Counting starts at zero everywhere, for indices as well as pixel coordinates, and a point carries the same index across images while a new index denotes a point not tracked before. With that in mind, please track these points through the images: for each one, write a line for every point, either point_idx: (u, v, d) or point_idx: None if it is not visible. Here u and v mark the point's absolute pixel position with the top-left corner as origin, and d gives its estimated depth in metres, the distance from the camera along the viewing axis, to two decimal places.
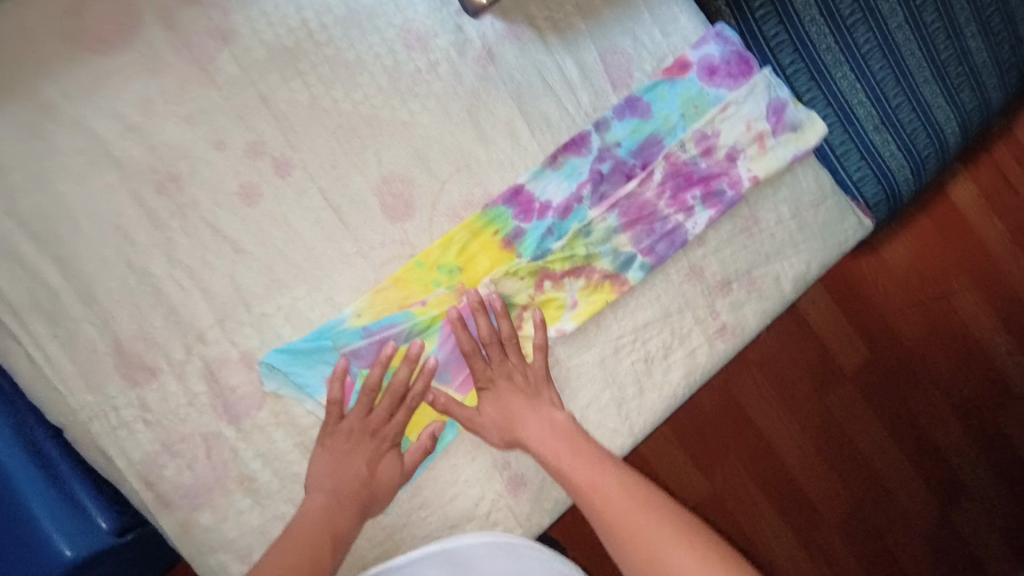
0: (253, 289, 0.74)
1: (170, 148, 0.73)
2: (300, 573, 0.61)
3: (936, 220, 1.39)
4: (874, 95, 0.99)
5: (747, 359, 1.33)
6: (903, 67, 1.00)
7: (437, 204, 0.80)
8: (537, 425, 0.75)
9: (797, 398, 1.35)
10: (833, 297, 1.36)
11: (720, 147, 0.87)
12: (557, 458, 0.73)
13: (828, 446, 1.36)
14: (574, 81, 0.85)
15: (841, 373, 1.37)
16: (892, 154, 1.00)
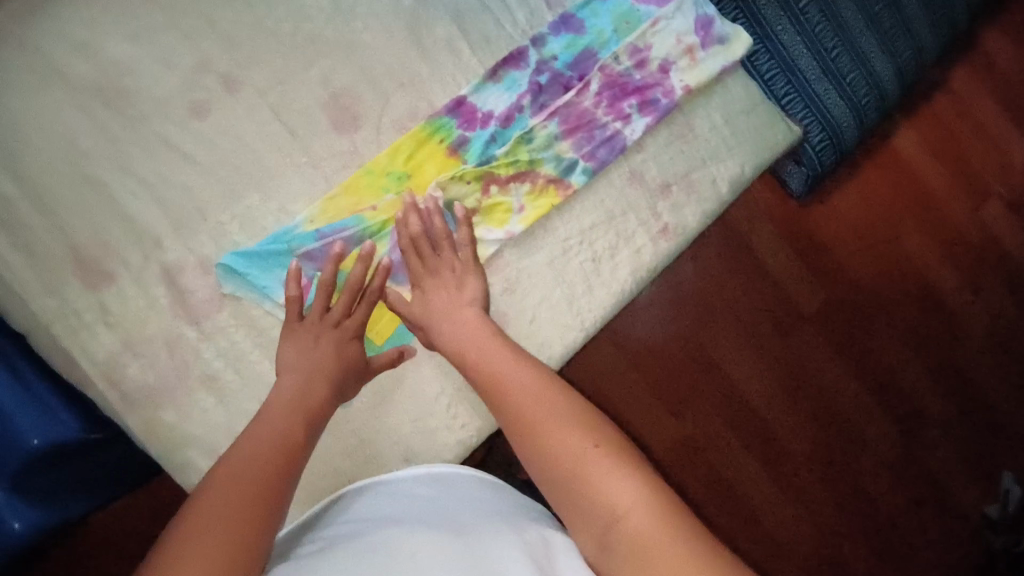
0: (207, 198, 0.77)
1: (117, 65, 0.76)
2: (267, 459, 0.56)
3: (882, 169, 1.32)
4: (815, 46, 1.11)
5: (708, 298, 1.24)
6: (840, 20, 1.12)
7: (383, 117, 0.83)
8: (457, 327, 0.74)
9: (762, 341, 1.26)
10: (773, 231, 1.27)
11: (653, 59, 0.92)
12: (465, 353, 0.71)
13: (800, 394, 1.26)
14: (510, 1, 0.89)
15: (807, 317, 1.28)
16: (833, 101, 1.11)
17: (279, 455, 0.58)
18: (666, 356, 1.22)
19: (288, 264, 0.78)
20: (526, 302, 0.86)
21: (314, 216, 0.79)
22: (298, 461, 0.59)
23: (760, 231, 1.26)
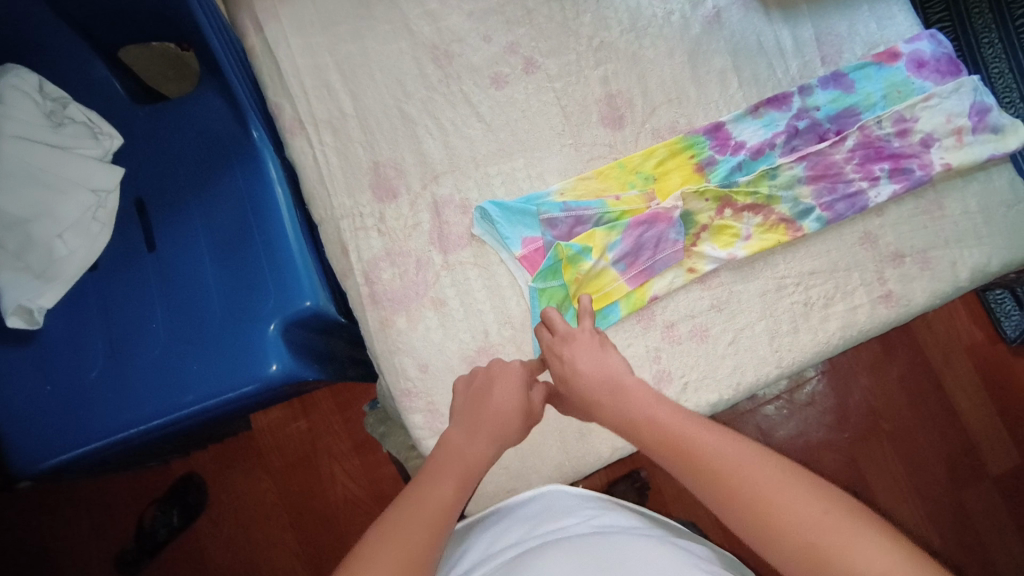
0: (485, 153, 0.90)
1: (450, 33, 0.92)
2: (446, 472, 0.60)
3: None
4: None
5: (880, 426, 1.40)
6: None
7: (646, 124, 0.93)
8: (593, 365, 0.71)
9: (929, 481, 1.39)
10: (964, 373, 1.43)
11: (916, 132, 0.93)
12: (611, 405, 0.67)
13: (957, 538, 1.37)
14: (787, 50, 0.95)
15: (983, 469, 1.40)
16: None
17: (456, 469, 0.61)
18: (825, 469, 1.37)
19: (532, 225, 0.87)
20: (728, 324, 0.88)
21: (566, 190, 0.89)
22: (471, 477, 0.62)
23: (954, 367, 1.43)
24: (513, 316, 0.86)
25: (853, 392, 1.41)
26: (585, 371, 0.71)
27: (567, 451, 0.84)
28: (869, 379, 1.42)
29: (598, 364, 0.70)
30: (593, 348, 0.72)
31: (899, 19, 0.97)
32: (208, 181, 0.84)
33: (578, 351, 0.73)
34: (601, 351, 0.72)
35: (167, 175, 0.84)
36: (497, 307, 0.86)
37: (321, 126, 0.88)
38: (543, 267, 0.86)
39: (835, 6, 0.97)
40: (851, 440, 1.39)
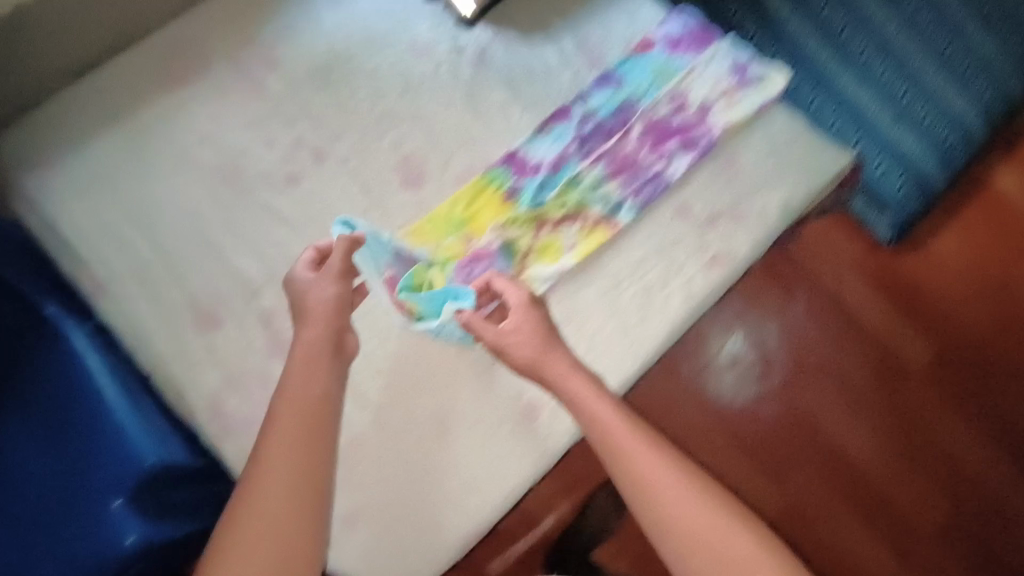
0: (299, 251, 0.90)
1: (232, 148, 0.93)
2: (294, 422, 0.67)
3: (984, 208, 1.49)
4: (885, 93, 1.30)
5: (802, 365, 1.37)
6: (908, 63, 1.30)
7: (446, 173, 0.95)
8: (513, 343, 0.76)
9: (864, 400, 1.37)
10: (866, 291, 1.44)
11: (691, 103, 0.98)
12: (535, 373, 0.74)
13: (905, 445, 1.37)
14: (555, 66, 1.00)
15: (907, 371, 1.40)
16: (911, 144, 1.29)
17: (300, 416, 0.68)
18: (764, 429, 1.34)
19: (386, 252, 0.85)
20: (582, 333, 0.90)
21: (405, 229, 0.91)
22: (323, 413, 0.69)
23: (850, 288, 1.44)
24: (371, 398, 0.86)
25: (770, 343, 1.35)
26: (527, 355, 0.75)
27: (466, 510, 0.83)
28: (783, 325, 1.37)
29: (513, 337, 0.76)
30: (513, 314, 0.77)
31: (647, 8, 1.03)
32: (12, 376, 0.79)
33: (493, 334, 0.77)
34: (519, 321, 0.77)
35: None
36: (354, 393, 0.85)
37: (126, 278, 0.86)
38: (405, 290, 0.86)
39: (586, 13, 1.02)
40: (778, 388, 1.35)
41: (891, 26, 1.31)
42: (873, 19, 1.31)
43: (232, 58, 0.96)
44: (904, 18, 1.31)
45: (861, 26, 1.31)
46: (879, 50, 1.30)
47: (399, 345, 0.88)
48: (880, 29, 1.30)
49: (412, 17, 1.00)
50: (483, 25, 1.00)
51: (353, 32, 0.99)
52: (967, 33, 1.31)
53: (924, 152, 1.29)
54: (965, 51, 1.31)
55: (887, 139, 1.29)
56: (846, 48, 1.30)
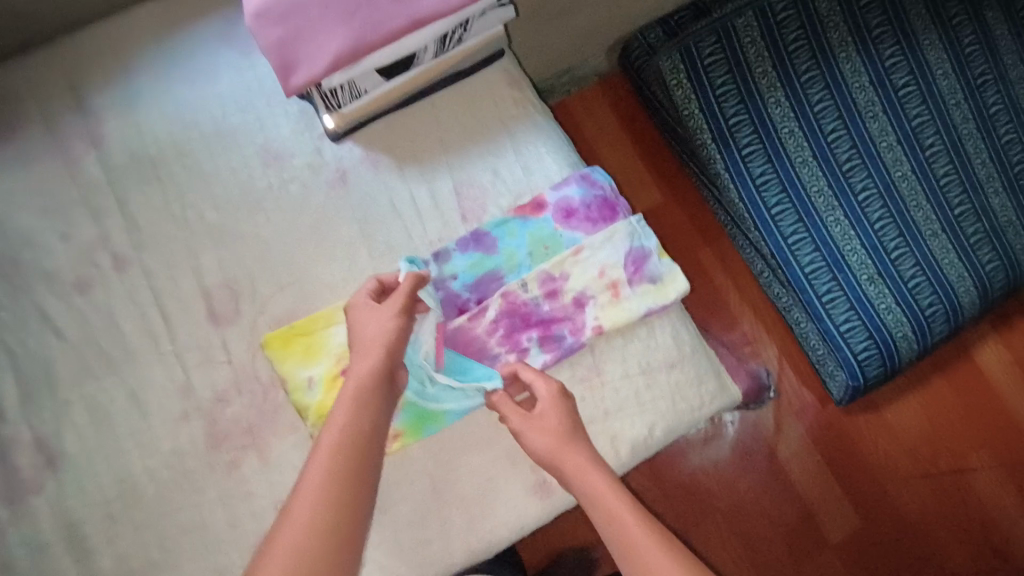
0: (64, 374, 0.78)
1: (19, 235, 0.80)
2: (343, 449, 0.60)
3: (955, 384, 1.26)
4: (870, 243, 1.12)
5: (712, 506, 1.23)
6: (907, 216, 1.12)
7: (261, 316, 0.81)
8: (543, 423, 0.72)
9: (768, 563, 1.22)
10: (801, 444, 1.26)
11: (567, 291, 0.83)
12: (562, 458, 0.69)
13: None
14: (423, 210, 0.85)
15: (825, 543, 1.23)
16: (886, 308, 1.11)
17: (352, 448, 0.61)
18: None
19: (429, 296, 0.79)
20: (392, 518, 0.80)
21: (270, 341, 0.79)
22: (368, 453, 0.62)
23: (785, 438, 1.26)
24: (99, 573, 0.74)
25: (678, 474, 1.24)
26: (559, 446, 0.70)
27: None
28: (711, 453, 1.25)
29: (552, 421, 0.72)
30: (552, 404, 0.73)
31: (548, 160, 0.88)
32: None
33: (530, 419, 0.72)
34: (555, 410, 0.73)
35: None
36: (78, 561, 0.74)
37: None
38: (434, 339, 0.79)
39: (475, 151, 0.87)
40: (679, 524, 1.23)
41: (900, 171, 1.12)
42: (881, 155, 1.13)
43: (50, 125, 0.83)
44: (917, 162, 1.13)
45: (870, 171, 1.12)
46: (880, 194, 1.12)
47: (148, 515, 0.76)
48: (885, 171, 1.12)
49: (272, 114, 0.86)
50: (353, 141, 0.86)
51: (201, 121, 0.85)
52: (987, 200, 1.13)
53: (898, 319, 1.11)
54: (980, 223, 1.12)
55: (865, 298, 1.11)
56: (846, 184, 1.12)
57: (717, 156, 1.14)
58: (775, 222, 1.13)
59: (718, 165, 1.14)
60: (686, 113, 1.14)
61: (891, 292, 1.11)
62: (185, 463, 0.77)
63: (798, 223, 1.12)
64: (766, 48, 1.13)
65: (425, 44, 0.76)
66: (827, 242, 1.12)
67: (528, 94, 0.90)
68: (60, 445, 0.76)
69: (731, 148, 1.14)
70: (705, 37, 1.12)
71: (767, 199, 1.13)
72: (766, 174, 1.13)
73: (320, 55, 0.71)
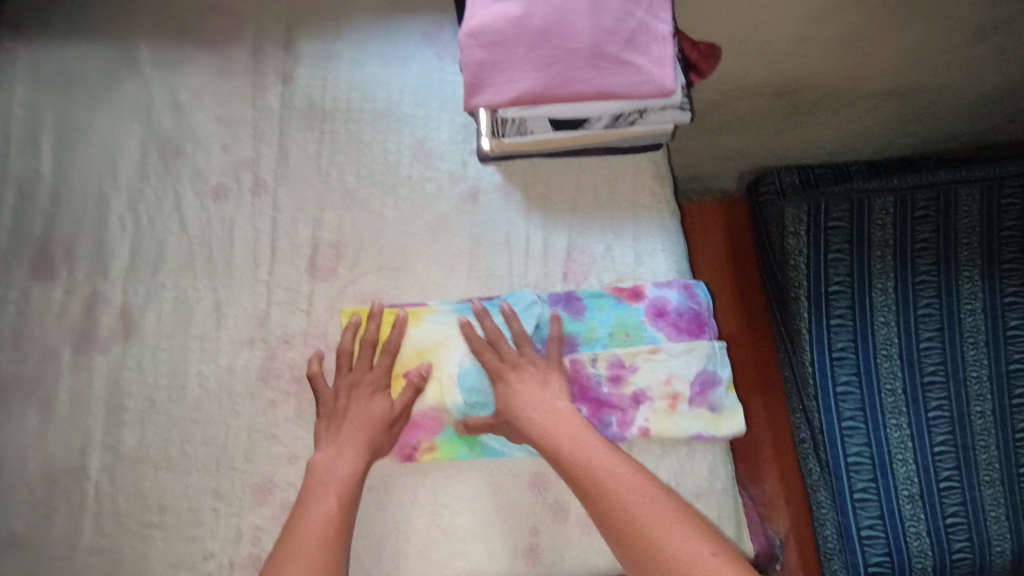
0: (170, 261, 0.84)
1: (188, 128, 0.88)
2: (344, 457, 0.75)
3: None
4: (922, 463, 1.05)
5: None
6: (970, 454, 1.04)
7: (351, 284, 0.86)
8: (536, 398, 0.78)
9: None
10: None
11: (630, 382, 0.85)
12: (536, 417, 0.76)
13: None
14: (532, 255, 0.89)
15: None
16: (914, 533, 1.04)
17: (346, 463, 0.75)
18: None
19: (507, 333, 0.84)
20: (388, 516, 0.81)
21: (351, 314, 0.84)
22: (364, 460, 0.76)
23: None
24: (121, 445, 0.79)
25: None
26: (533, 398, 0.78)
27: None
28: None
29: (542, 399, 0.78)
30: (535, 384, 0.79)
31: (660, 257, 0.91)
32: None
33: (528, 382, 0.79)
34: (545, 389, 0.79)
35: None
36: (109, 426, 0.79)
37: (9, 184, 0.83)
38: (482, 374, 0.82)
39: (599, 222, 0.91)
40: None
41: (979, 408, 1.05)
42: (968, 384, 1.05)
43: (255, 50, 0.92)
44: (1002, 408, 1.05)
45: (952, 394, 1.06)
46: (950, 420, 1.05)
47: (182, 415, 0.80)
48: (966, 402, 1.05)
49: (439, 118, 0.92)
50: (497, 168, 0.92)
51: (377, 97, 0.92)
52: None
53: (923, 549, 1.04)
54: None
55: (897, 513, 1.05)
56: (921, 396, 1.07)
57: (804, 315, 1.11)
58: (836, 402, 1.08)
59: (801, 323, 1.11)
60: (791, 262, 1.12)
61: (925, 521, 1.04)
62: (233, 385, 0.82)
63: (858, 411, 1.08)
64: (894, 234, 1.10)
65: (601, 114, 0.79)
66: (880, 443, 1.07)
67: (668, 192, 0.94)
68: (140, 320, 0.82)
69: (821, 313, 1.10)
70: (838, 201, 1.10)
71: (836, 375, 1.09)
72: (845, 352, 1.09)
73: (507, 87, 0.75)
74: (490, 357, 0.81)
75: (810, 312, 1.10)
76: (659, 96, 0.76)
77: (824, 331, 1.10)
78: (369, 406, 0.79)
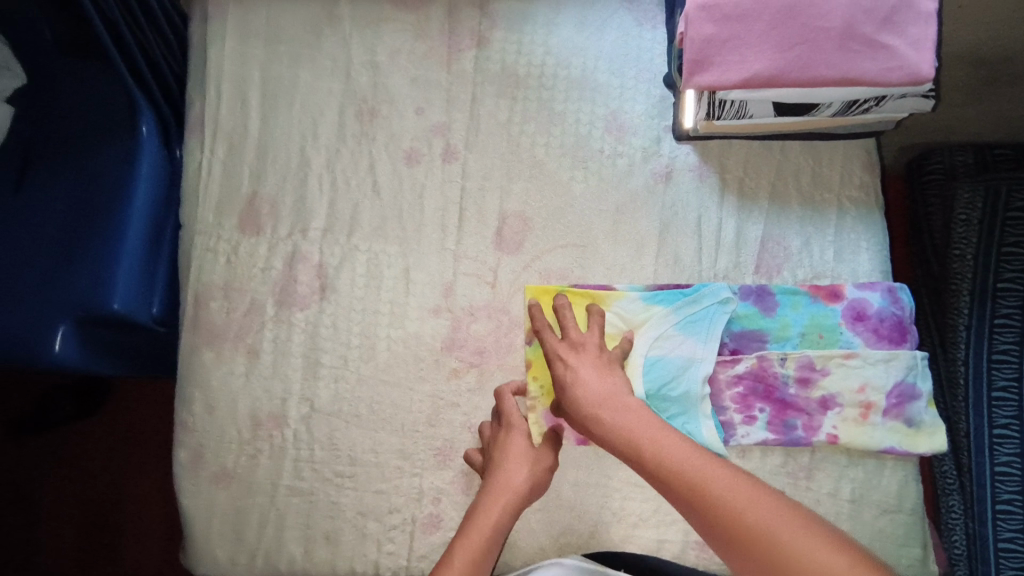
0: (364, 224, 0.86)
1: (385, 90, 0.88)
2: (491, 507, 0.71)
3: None
4: None
5: None
6: None
7: (536, 260, 0.85)
8: (597, 377, 0.73)
9: None
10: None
11: (819, 386, 0.80)
12: (571, 360, 0.75)
13: None
14: (723, 243, 0.85)
15: None
16: None
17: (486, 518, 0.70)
18: None
19: (693, 327, 0.81)
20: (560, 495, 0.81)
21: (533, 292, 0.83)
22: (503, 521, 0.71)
23: None
24: (316, 398, 0.82)
25: None
26: (582, 371, 0.74)
27: (306, 552, 0.80)
28: None
29: (604, 383, 0.73)
30: (598, 365, 0.75)
31: (864, 256, 0.85)
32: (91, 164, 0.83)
33: (588, 362, 0.75)
34: (608, 372, 0.74)
35: (47, 136, 0.84)
36: (306, 378, 0.83)
37: (220, 137, 0.86)
38: (665, 365, 0.80)
39: (798, 213, 0.85)
40: None
41: None
42: None
43: (450, 10, 0.90)
44: None
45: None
46: None
47: (371, 375, 0.83)
48: None
49: (634, 89, 0.88)
50: (692, 147, 0.87)
51: (573, 64, 0.88)
52: None
53: None
54: None
55: None
56: None
57: (962, 307, 0.96)
58: (989, 406, 0.92)
59: (957, 319, 0.96)
60: (954, 253, 0.97)
61: None
62: (418, 350, 0.83)
63: (1015, 419, 0.90)
64: None
65: (832, 100, 0.74)
66: None
67: (877, 184, 0.86)
68: (336, 279, 0.84)
69: (984, 309, 0.94)
70: (1021, 189, 0.94)
71: (992, 378, 0.92)
72: (1007, 354, 0.91)
73: (738, 68, 0.70)
74: (549, 338, 0.77)
75: (969, 305, 0.95)
76: (909, 84, 0.69)
77: (983, 329, 0.94)
78: (503, 454, 0.75)
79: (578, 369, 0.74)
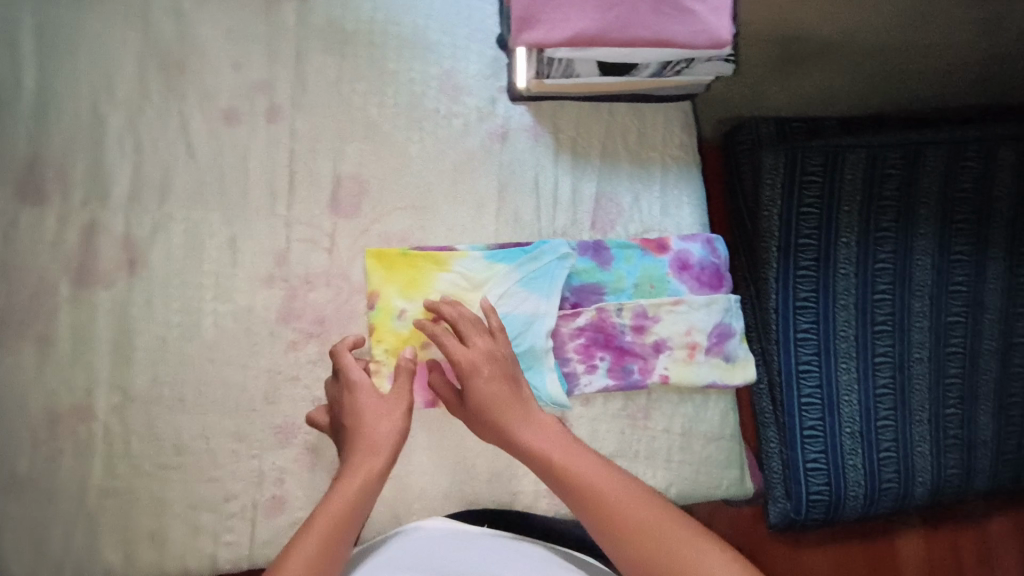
0: (176, 189, 0.77)
1: (194, 41, 0.79)
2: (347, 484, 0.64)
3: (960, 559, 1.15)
4: (866, 405, 1.01)
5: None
6: (906, 397, 1.00)
7: (376, 223, 0.82)
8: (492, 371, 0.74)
9: None
10: (779, 551, 1.13)
11: (652, 332, 0.86)
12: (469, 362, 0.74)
13: None
14: (560, 201, 0.88)
15: None
16: (852, 467, 1.00)
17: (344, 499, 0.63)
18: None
19: (537, 284, 0.82)
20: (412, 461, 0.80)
21: (370, 255, 0.80)
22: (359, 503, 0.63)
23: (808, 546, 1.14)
24: (130, 385, 0.73)
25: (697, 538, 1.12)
26: (476, 363, 0.73)
27: (128, 557, 0.71)
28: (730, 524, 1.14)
29: (498, 378, 0.73)
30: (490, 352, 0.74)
31: (685, 211, 0.92)
32: None
33: (477, 343, 0.75)
34: (497, 358, 0.74)
35: None
36: (116, 365, 0.73)
37: None
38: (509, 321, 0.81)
39: (626, 171, 0.90)
40: None
41: (919, 354, 1.01)
42: (913, 332, 1.01)
43: None
44: (937, 354, 1.00)
45: (899, 342, 1.01)
46: (894, 365, 1.01)
47: (196, 354, 0.75)
48: (908, 348, 1.01)
49: (468, 49, 0.87)
50: (527, 108, 0.89)
51: (403, 21, 0.85)
52: (976, 415, 1.01)
53: (858, 479, 1.01)
54: (961, 432, 1.01)
55: (838, 449, 1.01)
56: (871, 342, 1.01)
57: (771, 262, 1.03)
58: (795, 345, 1.02)
59: (768, 272, 1.04)
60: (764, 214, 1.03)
61: (863, 457, 1.00)
62: (250, 323, 0.77)
63: (814, 356, 1.01)
64: (861, 191, 1.02)
65: (648, 61, 0.78)
66: (831, 385, 1.01)
67: (694, 144, 0.94)
68: (146, 252, 0.75)
69: (788, 263, 1.03)
70: (813, 154, 1.02)
71: (796, 322, 1.02)
72: (806, 301, 1.02)
73: (562, 27, 0.73)
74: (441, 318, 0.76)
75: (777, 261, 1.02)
76: (710, 47, 0.75)
77: (788, 280, 1.02)
78: (360, 413, 0.70)
79: (469, 353, 0.74)
